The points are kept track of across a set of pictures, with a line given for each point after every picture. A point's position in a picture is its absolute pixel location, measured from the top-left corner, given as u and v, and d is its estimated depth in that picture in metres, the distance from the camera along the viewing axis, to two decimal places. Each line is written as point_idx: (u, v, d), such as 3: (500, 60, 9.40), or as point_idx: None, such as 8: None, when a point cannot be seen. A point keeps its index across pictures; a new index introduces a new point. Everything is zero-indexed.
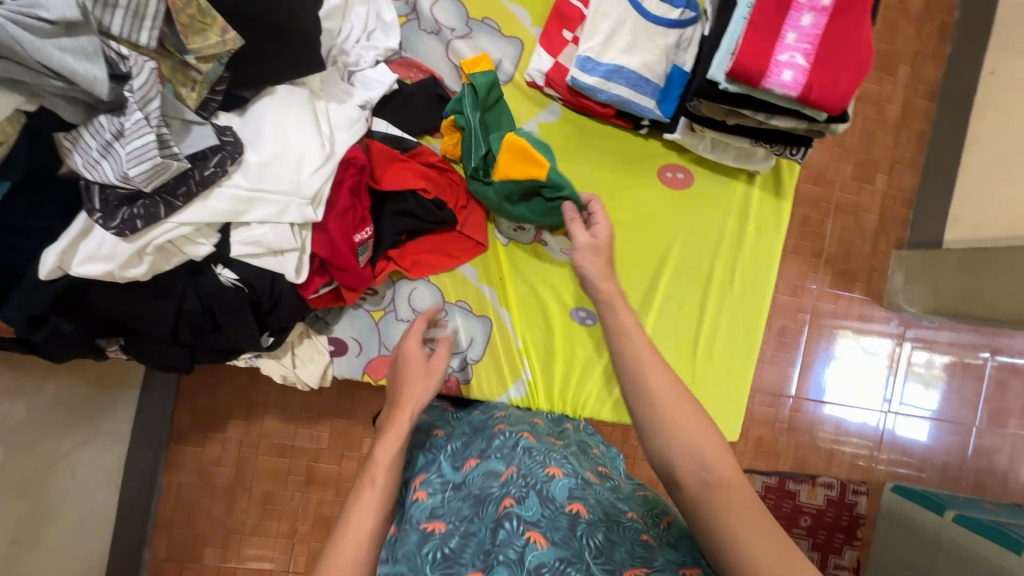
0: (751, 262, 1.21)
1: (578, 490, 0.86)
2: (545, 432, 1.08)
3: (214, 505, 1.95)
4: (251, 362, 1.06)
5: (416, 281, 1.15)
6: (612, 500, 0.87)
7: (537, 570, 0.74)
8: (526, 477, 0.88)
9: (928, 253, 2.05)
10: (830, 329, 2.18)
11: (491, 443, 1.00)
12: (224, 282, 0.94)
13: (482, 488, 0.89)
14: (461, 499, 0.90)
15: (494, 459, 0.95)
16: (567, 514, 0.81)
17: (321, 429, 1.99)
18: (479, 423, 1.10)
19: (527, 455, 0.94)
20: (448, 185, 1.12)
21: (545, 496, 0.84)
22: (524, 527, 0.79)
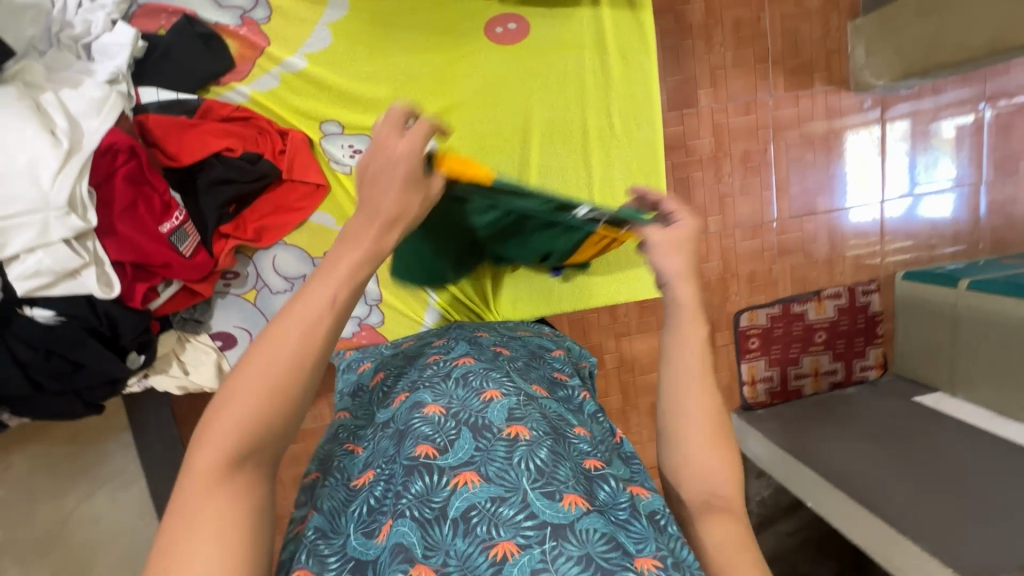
0: (627, 96, 1.06)
1: (520, 407, 0.68)
2: (490, 344, 0.89)
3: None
4: (142, 384, 1.01)
5: (273, 247, 1.03)
6: (560, 416, 0.72)
7: (463, 516, 0.58)
8: (457, 411, 0.69)
9: (884, 17, 1.78)
10: (799, 133, 1.96)
11: (423, 371, 0.80)
12: (44, 322, 0.83)
13: (405, 423, 0.69)
14: (386, 438, 0.70)
15: (426, 387, 0.74)
16: (504, 441, 0.64)
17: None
18: (414, 351, 0.89)
19: (459, 378, 0.75)
20: (256, 133, 0.97)
21: (478, 426, 0.66)
22: (448, 471, 0.62)
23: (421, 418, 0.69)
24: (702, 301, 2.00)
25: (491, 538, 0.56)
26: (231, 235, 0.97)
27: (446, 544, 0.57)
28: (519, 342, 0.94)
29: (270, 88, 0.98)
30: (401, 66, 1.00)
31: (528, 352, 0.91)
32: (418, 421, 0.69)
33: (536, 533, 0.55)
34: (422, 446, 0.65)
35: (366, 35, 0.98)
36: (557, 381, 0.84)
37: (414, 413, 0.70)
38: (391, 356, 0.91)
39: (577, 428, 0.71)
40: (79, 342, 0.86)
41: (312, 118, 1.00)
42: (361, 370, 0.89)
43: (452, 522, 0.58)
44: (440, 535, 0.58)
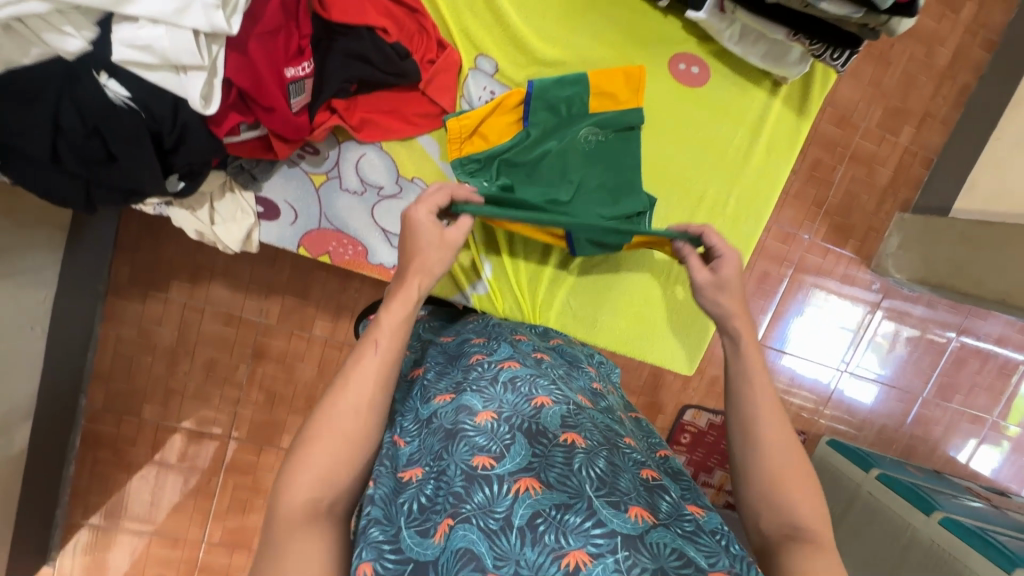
0: (752, 185, 1.07)
1: (572, 417, 0.65)
2: (530, 350, 0.85)
3: (153, 365, 1.53)
4: (160, 211, 0.89)
5: (365, 146, 0.94)
6: (608, 426, 0.70)
7: (530, 524, 0.53)
8: (509, 416, 0.64)
9: (930, 221, 1.82)
10: (812, 282, 1.97)
11: (467, 373, 0.74)
12: (112, 100, 0.70)
13: (455, 425, 0.64)
14: (431, 435, 0.65)
15: (473, 390, 0.69)
16: (562, 449, 0.60)
17: (272, 303, 1.54)
18: (455, 348, 0.84)
19: (507, 382, 0.70)
20: (416, 30, 0.89)
21: (533, 431, 0.61)
22: (508, 478, 0.57)
23: (472, 424, 0.63)
24: (665, 380, 1.88)
25: (561, 546, 0.51)
26: (338, 112, 0.88)
27: (515, 554, 0.51)
28: (557, 351, 0.91)
29: None
30: (580, 50, 0.96)
31: (564, 361, 0.88)
32: (468, 427, 0.63)
33: (607, 541, 0.51)
34: (478, 454, 0.59)
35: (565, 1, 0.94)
36: (597, 393, 0.81)
37: (463, 416, 0.65)
38: (429, 348, 0.86)
39: (627, 440, 0.70)
40: (134, 138, 0.73)
41: (472, 44, 0.93)
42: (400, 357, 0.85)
43: (519, 531, 0.52)
44: (508, 545, 0.52)
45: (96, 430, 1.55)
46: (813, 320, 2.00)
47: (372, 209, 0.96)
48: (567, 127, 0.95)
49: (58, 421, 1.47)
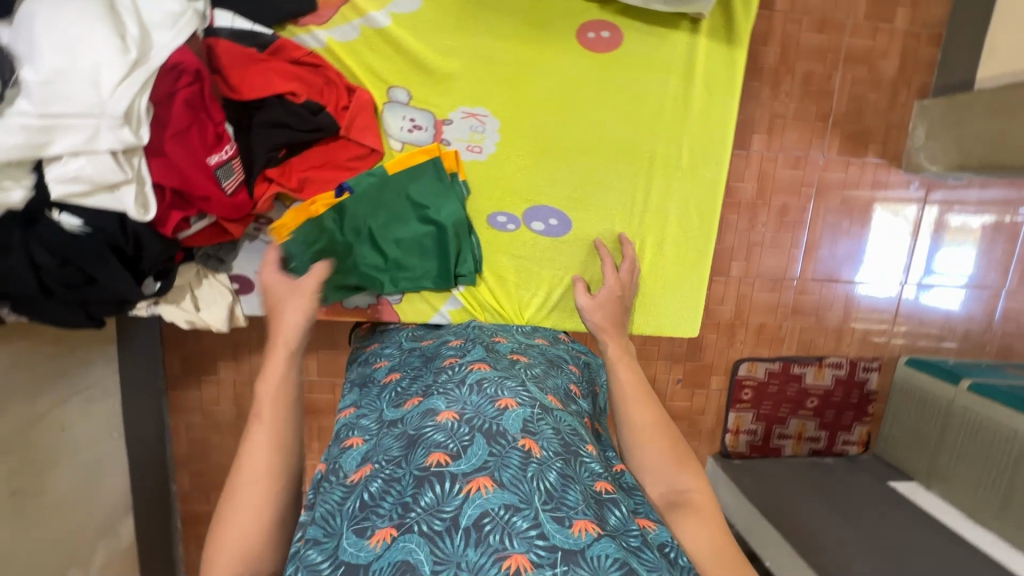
0: (702, 130, 1.02)
1: (535, 423, 0.66)
2: (506, 352, 0.86)
3: (223, 440, 1.58)
4: (151, 311, 0.97)
5: (311, 203, 0.99)
6: (572, 431, 0.70)
7: (476, 524, 0.54)
8: (471, 416, 0.66)
9: (955, 100, 1.51)
10: (842, 198, 1.68)
11: (439, 376, 0.77)
12: (69, 231, 0.79)
13: (418, 428, 0.67)
14: (394, 439, 0.68)
15: (441, 393, 0.72)
16: (518, 452, 0.61)
17: (310, 360, 1.59)
18: (432, 351, 0.89)
19: (474, 385, 0.72)
20: (325, 83, 0.93)
21: (492, 433, 0.63)
22: (461, 478, 0.58)
23: (434, 426, 0.66)
24: (706, 340, 1.70)
25: (504, 548, 0.51)
26: (275, 180, 0.94)
27: (457, 556, 0.52)
28: (536, 349, 0.91)
29: (350, 39, 0.93)
30: (484, 51, 0.96)
31: (544, 360, 0.88)
32: (431, 427, 0.66)
33: (548, 553, 0.51)
34: (435, 452, 0.62)
35: (456, 7, 0.93)
36: (572, 395, 0.82)
37: (427, 420, 0.68)
38: (408, 356, 0.90)
39: (588, 446, 0.69)
40: (98, 256, 0.82)
41: (381, 81, 0.96)
42: (375, 364, 0.90)
43: (465, 531, 0.53)
44: (450, 547, 0.52)
45: (191, 511, 1.62)
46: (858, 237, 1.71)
47: None
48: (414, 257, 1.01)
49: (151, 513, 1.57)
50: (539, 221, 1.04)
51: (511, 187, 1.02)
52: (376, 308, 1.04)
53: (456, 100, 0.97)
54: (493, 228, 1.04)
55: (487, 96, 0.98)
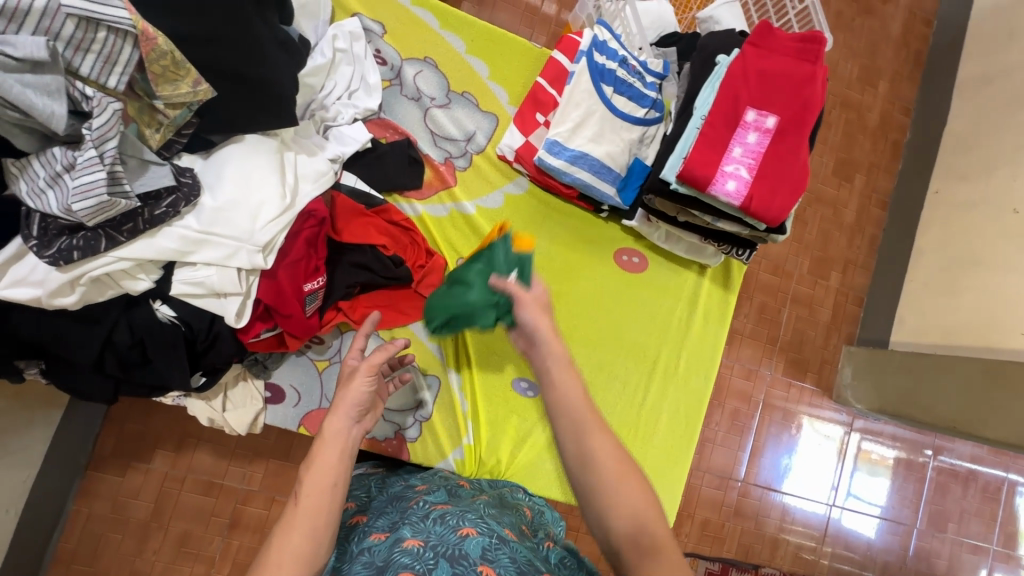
0: (697, 348, 1.25)
1: (492, 550, 0.71)
2: (468, 497, 0.91)
3: (123, 542, 1.43)
4: (178, 402, 1.00)
5: (364, 334, 1.10)
6: (530, 561, 0.72)
7: None
8: (435, 543, 0.71)
9: (876, 354, 1.79)
10: (783, 413, 1.89)
11: (408, 510, 0.82)
12: (159, 319, 0.87)
13: (384, 559, 0.70)
14: (361, 566, 0.71)
15: (407, 524, 0.76)
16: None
17: (256, 468, 1.51)
18: (399, 493, 0.90)
19: (438, 517, 0.77)
20: (410, 243, 1.11)
21: (454, 557, 0.68)
22: None
23: (400, 550, 0.70)
24: None
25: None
26: (343, 310, 1.06)
27: None
28: (492, 491, 0.97)
29: (439, 215, 1.15)
30: (541, 249, 1.19)
31: (501, 503, 0.92)
32: (397, 554, 0.69)
33: None
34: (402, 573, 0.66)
35: (527, 214, 1.18)
36: (525, 531, 0.84)
37: (394, 547, 0.71)
38: (378, 496, 0.92)
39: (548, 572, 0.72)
40: (171, 347, 0.88)
41: (455, 251, 1.15)
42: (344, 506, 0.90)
43: None
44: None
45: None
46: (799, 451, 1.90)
47: None
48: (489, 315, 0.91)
49: None
50: None
51: None
52: (391, 441, 1.08)
53: None
54: (515, 392, 1.16)
55: (534, 282, 1.18)
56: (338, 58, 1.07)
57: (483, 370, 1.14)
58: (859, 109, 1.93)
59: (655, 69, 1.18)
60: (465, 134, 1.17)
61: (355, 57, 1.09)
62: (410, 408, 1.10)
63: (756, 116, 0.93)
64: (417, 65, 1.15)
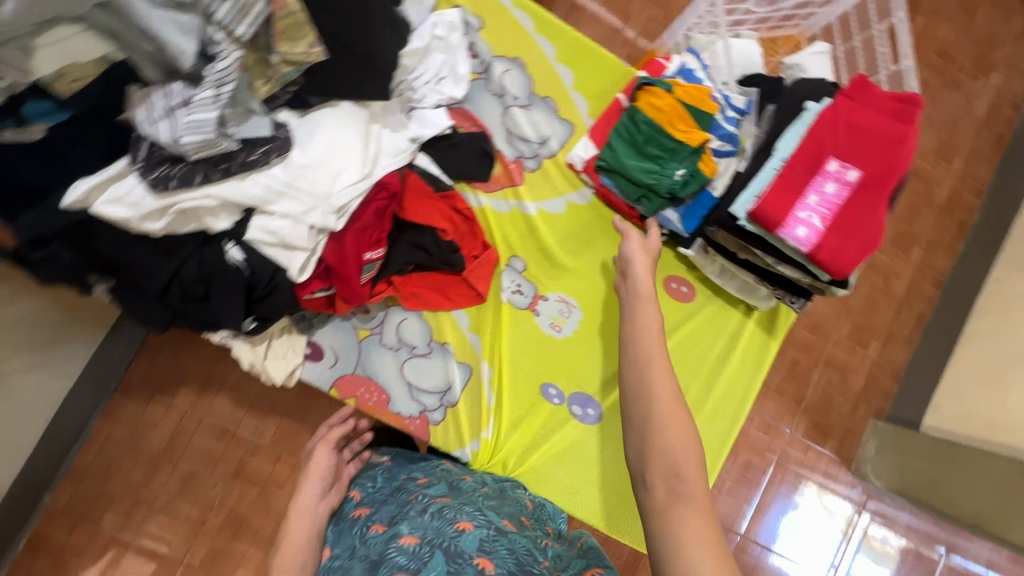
0: (729, 388, 1.23)
1: (489, 541, 0.69)
2: (467, 489, 0.88)
3: (131, 471, 1.48)
4: (226, 342, 1.04)
5: (408, 312, 1.13)
6: (529, 549, 0.72)
7: None
8: (431, 537, 0.69)
9: (903, 432, 1.75)
10: (796, 474, 1.81)
11: (407, 502, 0.81)
12: (227, 260, 0.91)
13: (380, 556, 0.69)
14: (360, 565, 0.71)
15: (404, 520, 0.75)
16: (472, 571, 0.64)
17: (268, 424, 1.54)
18: (400, 484, 0.90)
19: (435, 511, 0.76)
20: (468, 231, 1.13)
21: (451, 550, 0.66)
22: None
23: (396, 548, 0.69)
24: None
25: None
26: (394, 284, 1.09)
27: None
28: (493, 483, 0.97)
29: (500, 210, 1.17)
30: (592, 261, 1.19)
31: (501, 495, 0.93)
32: (392, 552, 0.68)
33: None
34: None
35: (585, 223, 1.19)
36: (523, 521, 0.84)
37: (390, 544, 0.70)
38: (380, 485, 0.92)
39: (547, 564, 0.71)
40: (231, 288, 0.92)
41: (509, 248, 1.17)
42: (348, 496, 0.91)
43: None
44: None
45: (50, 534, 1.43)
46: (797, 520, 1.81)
47: (402, 364, 1.12)
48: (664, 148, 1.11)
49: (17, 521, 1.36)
50: (579, 406, 1.17)
51: (569, 367, 1.17)
52: (414, 420, 1.10)
53: (557, 285, 1.18)
54: (542, 396, 1.16)
55: (580, 292, 1.19)
56: (433, 45, 1.09)
57: (514, 369, 1.15)
58: (930, 182, 1.87)
59: (738, 104, 1.17)
60: (540, 137, 1.19)
61: (449, 46, 1.12)
62: (438, 390, 1.12)
63: (838, 167, 0.92)
64: (505, 64, 1.18)
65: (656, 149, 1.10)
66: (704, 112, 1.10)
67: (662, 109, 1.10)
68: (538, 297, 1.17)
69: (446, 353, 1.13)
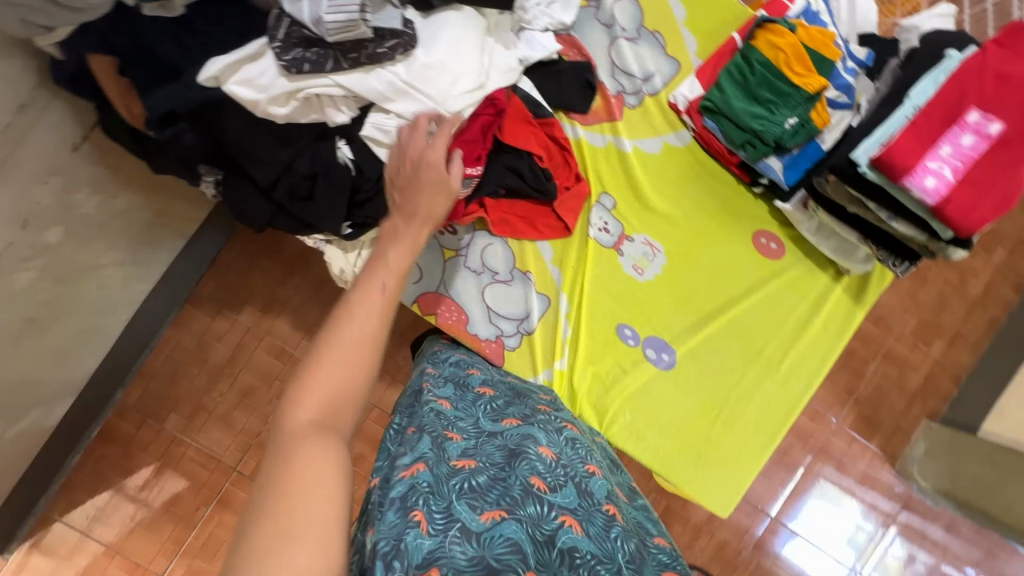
0: (805, 353, 1.20)
1: (612, 497, 0.77)
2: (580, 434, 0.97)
3: (197, 377, 1.46)
4: (319, 246, 1.08)
5: (494, 238, 1.13)
6: (637, 525, 0.80)
7: (568, 553, 0.62)
8: (565, 465, 0.77)
9: (961, 437, 1.62)
10: (837, 465, 1.70)
11: (533, 413, 0.91)
12: (337, 158, 0.93)
13: (520, 450, 0.76)
14: (494, 445, 0.78)
15: (540, 431, 0.84)
16: (601, 514, 0.72)
17: None
18: (521, 393, 0.99)
19: (568, 440, 0.86)
20: (563, 163, 1.11)
21: (584, 489, 0.74)
22: (555, 508, 0.67)
23: (536, 453, 0.77)
24: (671, 529, 1.64)
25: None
26: (484, 208, 1.09)
27: (552, 567, 0.60)
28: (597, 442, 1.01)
29: (596, 145, 1.15)
30: (685, 207, 1.17)
31: (602, 454, 0.98)
32: (532, 453, 0.76)
33: None
34: (536, 478, 0.71)
35: (681, 168, 1.17)
36: (625, 496, 0.92)
37: (528, 444, 0.78)
38: (499, 382, 1.01)
39: (652, 544, 0.78)
40: (338, 187, 0.94)
41: (601, 184, 1.16)
42: (471, 372, 1.00)
43: (560, 552, 0.62)
44: (549, 557, 0.61)
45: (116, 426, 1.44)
46: (818, 525, 1.68)
47: (482, 288, 1.13)
48: (773, 88, 1.06)
49: (93, 405, 1.37)
50: (653, 350, 1.17)
51: (648, 311, 1.17)
52: (491, 343, 1.12)
53: (644, 228, 1.17)
54: (617, 335, 1.16)
55: (668, 238, 1.17)
56: None
57: (592, 307, 1.16)
58: None
59: (858, 56, 1.11)
60: (643, 73, 1.16)
61: None
62: (516, 318, 1.13)
63: (978, 118, 0.87)
64: None
65: (765, 91, 1.06)
66: (825, 58, 1.04)
67: (781, 49, 1.05)
68: (620, 237, 1.16)
69: (528, 282, 1.14)
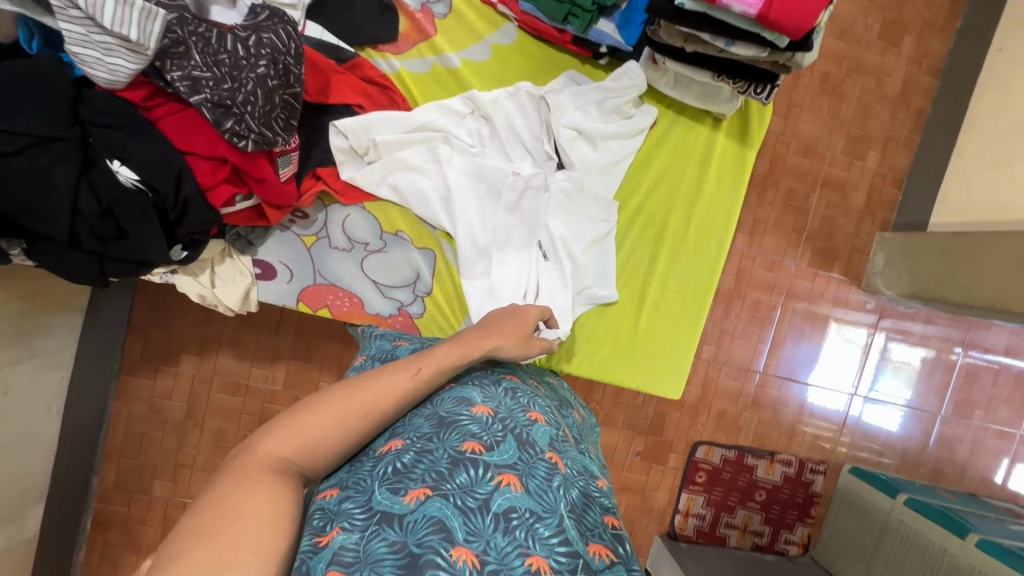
0: (709, 212, 1.14)
1: (558, 442, 0.71)
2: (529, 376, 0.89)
3: (163, 440, 1.36)
4: (166, 279, 0.99)
5: (349, 207, 1.05)
6: (587, 463, 0.74)
7: (504, 515, 0.57)
8: (504, 417, 0.69)
9: (911, 237, 1.54)
10: (807, 305, 1.67)
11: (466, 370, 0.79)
12: (122, 183, 0.83)
13: (452, 416, 0.67)
14: (421, 416, 0.68)
15: (476, 386, 0.73)
16: (543, 464, 0.65)
17: (277, 369, 1.40)
18: None
19: (507, 390, 0.76)
20: (389, 105, 1.02)
21: (524, 440, 0.67)
22: (492, 469, 0.61)
23: (468, 414, 0.67)
24: (670, 418, 1.62)
25: (528, 547, 0.55)
26: (323, 179, 1.00)
27: (486, 535, 0.55)
28: (550, 386, 0.94)
29: (420, 71, 1.04)
30: None
31: (556, 398, 0.91)
32: (465, 416, 0.67)
33: (568, 561, 0.55)
34: (469, 441, 0.63)
35: (519, 65, 1.07)
36: (580, 433, 0.87)
37: (461, 407, 0.68)
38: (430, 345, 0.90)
39: (601, 482, 0.73)
40: (142, 215, 0.85)
41: None
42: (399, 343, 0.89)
43: (494, 517, 0.56)
44: (482, 524, 0.56)
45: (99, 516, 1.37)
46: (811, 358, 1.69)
47: (360, 263, 1.05)
48: None
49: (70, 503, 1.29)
50: None
51: None
52: (395, 317, 1.05)
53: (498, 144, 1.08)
54: None
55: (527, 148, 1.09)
56: None
57: None
58: None
59: None
60: None
61: None
62: (408, 282, 1.06)
63: None
64: None
65: None
66: None
67: None
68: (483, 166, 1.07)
69: (403, 242, 1.06)
